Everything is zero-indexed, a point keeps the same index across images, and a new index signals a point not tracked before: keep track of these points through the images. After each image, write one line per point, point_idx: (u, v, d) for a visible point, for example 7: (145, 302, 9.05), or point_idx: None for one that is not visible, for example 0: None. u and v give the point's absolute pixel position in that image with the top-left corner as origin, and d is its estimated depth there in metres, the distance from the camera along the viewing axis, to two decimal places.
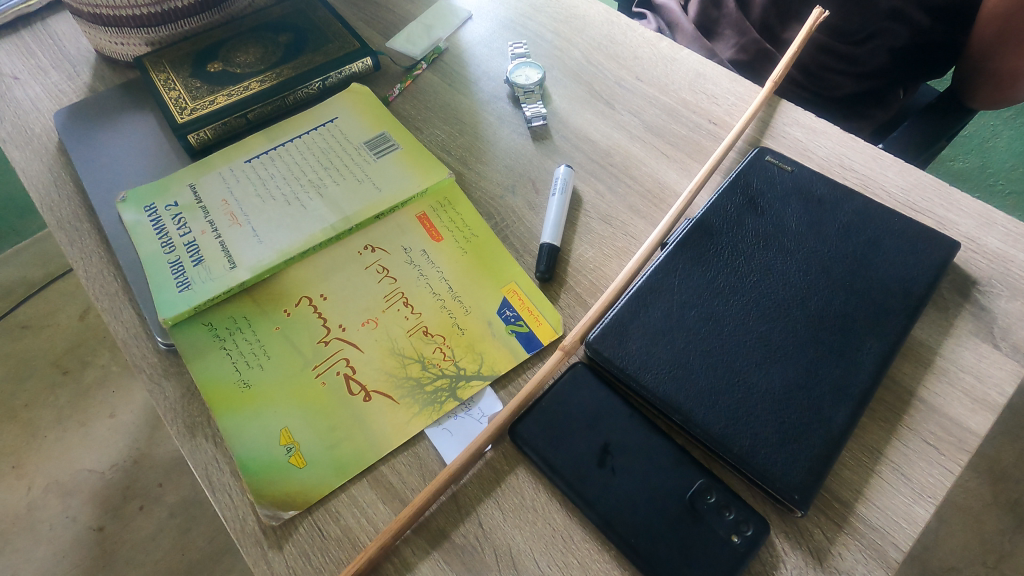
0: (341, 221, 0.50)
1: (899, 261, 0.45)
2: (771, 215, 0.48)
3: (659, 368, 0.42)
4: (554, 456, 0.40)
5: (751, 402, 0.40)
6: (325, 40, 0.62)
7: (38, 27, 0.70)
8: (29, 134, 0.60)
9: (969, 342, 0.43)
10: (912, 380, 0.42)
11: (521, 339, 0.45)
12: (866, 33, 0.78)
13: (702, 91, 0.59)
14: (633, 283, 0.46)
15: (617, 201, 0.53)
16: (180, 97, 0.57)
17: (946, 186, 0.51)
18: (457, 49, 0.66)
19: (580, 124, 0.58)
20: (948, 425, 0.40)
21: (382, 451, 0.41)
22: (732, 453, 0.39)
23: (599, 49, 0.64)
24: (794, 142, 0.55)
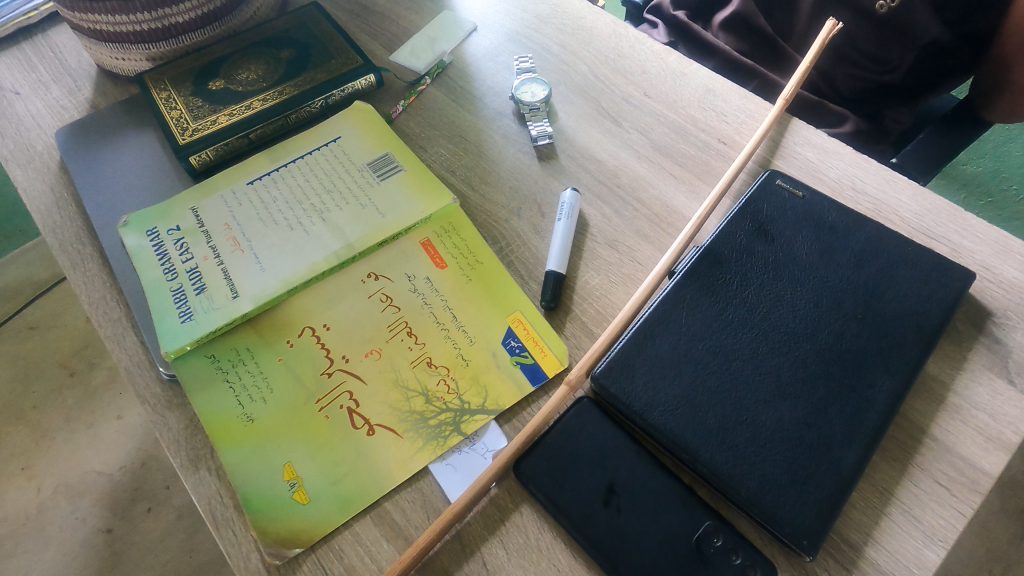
0: (345, 249, 0.49)
1: (912, 292, 0.44)
2: (781, 243, 0.47)
3: (666, 405, 0.41)
4: (558, 495, 0.39)
5: (759, 440, 0.40)
6: (328, 56, 0.61)
7: (39, 39, 0.69)
8: (30, 151, 0.60)
9: (983, 378, 0.42)
10: (924, 417, 0.41)
11: (526, 371, 0.45)
12: (897, 53, 0.74)
13: (711, 109, 0.58)
14: (640, 313, 0.45)
15: (624, 225, 0.52)
16: (182, 116, 0.57)
17: (961, 211, 0.50)
18: (462, 62, 0.64)
19: (587, 143, 0.57)
20: (961, 465, 0.39)
21: (386, 487, 0.41)
22: (739, 495, 0.38)
23: (606, 63, 0.63)
24: (805, 163, 0.54)
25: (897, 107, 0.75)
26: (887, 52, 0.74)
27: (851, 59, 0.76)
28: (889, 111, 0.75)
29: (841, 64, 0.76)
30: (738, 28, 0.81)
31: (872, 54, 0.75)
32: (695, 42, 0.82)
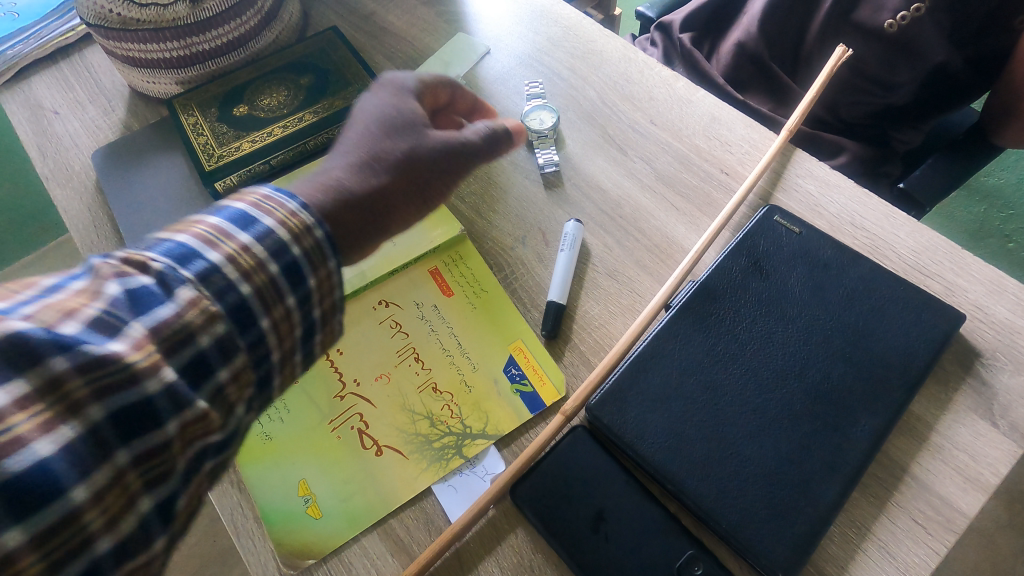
0: (358, 277, 0.52)
1: (902, 333, 0.46)
2: (775, 279, 0.49)
3: (656, 437, 0.44)
4: (550, 518, 0.42)
5: (742, 474, 0.42)
6: (345, 83, 0.63)
7: (76, 59, 0.73)
8: (69, 171, 0.63)
9: (967, 419, 0.44)
10: (905, 456, 0.43)
11: (525, 399, 0.47)
12: (906, 76, 0.73)
13: (715, 137, 0.59)
14: (635, 346, 0.48)
15: (624, 256, 0.54)
16: (208, 142, 0.60)
17: (957, 248, 0.51)
18: (474, 86, 0.66)
19: (593, 171, 0.59)
20: (938, 504, 0.41)
21: (392, 505, 0.44)
22: (721, 527, 0.41)
23: (614, 88, 0.64)
24: (805, 196, 0.55)
25: (905, 128, 0.76)
26: (896, 75, 0.73)
27: (857, 87, 0.75)
28: (896, 132, 0.76)
29: (846, 94, 0.76)
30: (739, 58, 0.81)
31: (880, 80, 0.74)
32: (695, 68, 0.83)
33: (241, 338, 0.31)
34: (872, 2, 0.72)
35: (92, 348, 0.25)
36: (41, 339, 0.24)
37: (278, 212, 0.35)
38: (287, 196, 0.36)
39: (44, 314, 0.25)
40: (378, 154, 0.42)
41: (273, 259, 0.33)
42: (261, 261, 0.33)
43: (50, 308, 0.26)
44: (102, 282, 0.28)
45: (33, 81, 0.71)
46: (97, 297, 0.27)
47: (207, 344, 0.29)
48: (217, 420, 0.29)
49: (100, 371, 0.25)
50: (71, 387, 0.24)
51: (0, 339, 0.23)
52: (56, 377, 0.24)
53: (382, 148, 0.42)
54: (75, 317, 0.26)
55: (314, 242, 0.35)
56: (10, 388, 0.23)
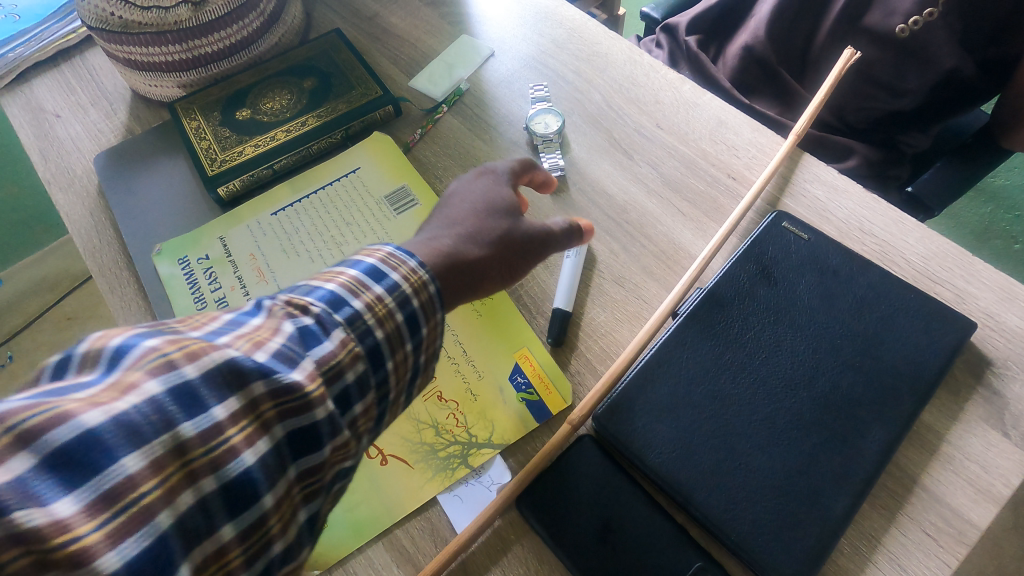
0: None
1: (913, 342, 0.45)
2: (784, 287, 0.48)
3: (664, 447, 0.43)
4: (557, 529, 0.42)
5: (751, 485, 0.41)
6: (349, 86, 0.63)
7: (77, 62, 0.73)
8: (70, 175, 0.63)
9: (978, 429, 0.43)
10: (916, 467, 0.43)
11: (531, 407, 0.47)
12: (915, 82, 0.72)
13: (722, 142, 0.59)
14: (642, 355, 0.47)
15: (631, 262, 0.53)
16: (211, 147, 0.60)
17: (968, 255, 0.50)
18: (479, 89, 0.66)
19: (599, 176, 0.58)
20: (949, 516, 0.41)
21: (398, 515, 0.44)
22: (730, 539, 0.40)
23: (620, 91, 0.64)
24: (813, 202, 0.55)
25: (912, 133, 0.75)
26: (904, 80, 0.72)
27: (865, 91, 0.75)
28: (903, 137, 0.75)
29: (854, 97, 0.75)
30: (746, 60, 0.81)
31: (888, 83, 0.73)
32: (701, 70, 0.83)
33: (374, 376, 0.31)
34: (880, 5, 0.72)
35: (286, 376, 0.26)
36: (248, 366, 0.26)
37: (401, 268, 0.34)
38: (408, 253, 0.35)
39: (241, 342, 0.27)
40: (482, 233, 0.40)
41: (399, 308, 0.33)
42: (392, 311, 0.32)
43: (242, 338, 0.27)
44: (280, 317, 0.29)
45: (34, 84, 0.71)
46: (278, 330, 0.28)
47: (350, 381, 0.30)
48: (352, 448, 0.31)
49: (287, 398, 0.27)
50: (264, 408, 0.26)
51: (221, 364, 0.25)
52: (254, 400, 0.26)
53: (486, 231, 0.41)
54: (263, 348, 0.27)
55: (428, 297, 0.34)
56: (228, 403, 0.25)
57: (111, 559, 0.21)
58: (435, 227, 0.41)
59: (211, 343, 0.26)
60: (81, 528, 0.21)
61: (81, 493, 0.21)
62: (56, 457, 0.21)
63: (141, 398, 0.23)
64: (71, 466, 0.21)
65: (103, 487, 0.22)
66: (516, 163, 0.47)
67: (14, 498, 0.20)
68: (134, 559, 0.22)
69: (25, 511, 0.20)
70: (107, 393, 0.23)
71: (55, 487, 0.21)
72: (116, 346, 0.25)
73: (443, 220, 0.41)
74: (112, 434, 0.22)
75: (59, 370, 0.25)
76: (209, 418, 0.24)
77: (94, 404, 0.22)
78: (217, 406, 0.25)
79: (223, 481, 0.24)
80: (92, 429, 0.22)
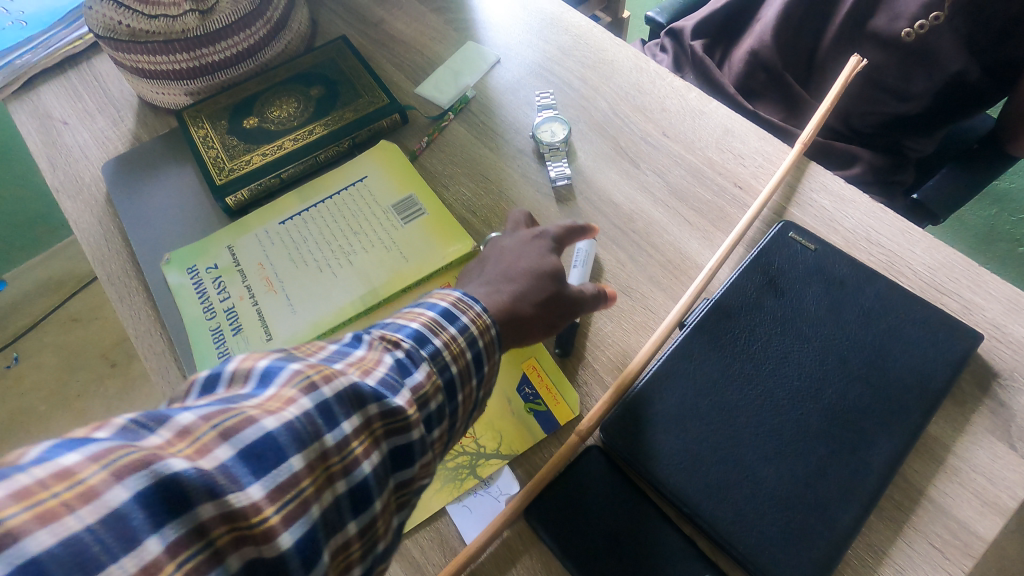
0: (370, 294, 0.53)
1: (920, 353, 0.45)
2: (791, 297, 0.49)
3: (671, 459, 0.44)
4: (565, 540, 0.42)
5: (758, 497, 0.42)
6: (356, 94, 0.63)
7: (85, 68, 0.73)
8: (79, 182, 0.63)
9: (984, 441, 0.44)
10: (922, 479, 0.43)
11: (538, 418, 0.48)
12: (921, 86, 0.72)
13: (729, 150, 0.59)
14: (649, 366, 0.48)
15: (637, 272, 0.54)
16: (219, 156, 0.60)
17: (974, 265, 0.50)
18: (485, 96, 0.66)
19: (605, 185, 0.59)
20: (955, 528, 0.41)
21: (407, 526, 0.44)
22: (737, 551, 0.41)
23: (626, 99, 0.64)
24: (820, 212, 0.55)
25: (918, 137, 0.75)
26: (911, 84, 0.72)
27: (870, 97, 0.75)
28: (909, 141, 0.75)
29: (858, 103, 0.76)
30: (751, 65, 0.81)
31: (894, 89, 0.73)
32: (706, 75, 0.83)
33: (449, 405, 0.33)
34: (887, 10, 0.72)
35: (394, 401, 0.28)
36: (366, 391, 0.27)
37: (469, 311, 0.37)
38: (471, 299, 0.38)
39: (353, 369, 0.28)
40: (533, 291, 0.43)
41: (469, 346, 0.35)
42: (464, 348, 0.35)
43: (352, 365, 0.29)
44: (378, 349, 0.31)
45: (42, 91, 0.71)
46: (379, 360, 0.30)
47: (434, 408, 0.32)
48: (432, 465, 0.33)
49: (393, 419, 0.28)
50: (375, 426, 0.28)
51: (346, 388, 0.27)
52: (368, 419, 0.27)
53: (537, 289, 0.43)
54: (371, 376, 0.29)
55: (490, 338, 0.37)
56: (352, 419, 0.27)
57: (284, 540, 0.23)
58: (490, 282, 0.44)
59: (332, 368, 0.28)
60: (267, 511, 0.22)
61: (266, 480, 0.23)
62: (248, 452, 0.23)
63: (299, 409, 0.25)
64: (260, 457, 0.23)
65: (279, 479, 0.23)
66: (562, 229, 0.50)
67: (224, 483, 0.22)
68: (299, 542, 0.23)
69: (230, 495, 0.22)
70: (271, 404, 0.25)
71: (249, 473, 0.22)
72: (256, 369, 0.27)
73: (496, 275, 0.45)
74: (283, 437, 0.24)
75: (205, 388, 0.28)
76: (342, 431, 0.26)
77: (265, 412, 0.24)
78: (346, 421, 0.26)
79: (351, 485, 0.26)
80: (270, 432, 0.24)
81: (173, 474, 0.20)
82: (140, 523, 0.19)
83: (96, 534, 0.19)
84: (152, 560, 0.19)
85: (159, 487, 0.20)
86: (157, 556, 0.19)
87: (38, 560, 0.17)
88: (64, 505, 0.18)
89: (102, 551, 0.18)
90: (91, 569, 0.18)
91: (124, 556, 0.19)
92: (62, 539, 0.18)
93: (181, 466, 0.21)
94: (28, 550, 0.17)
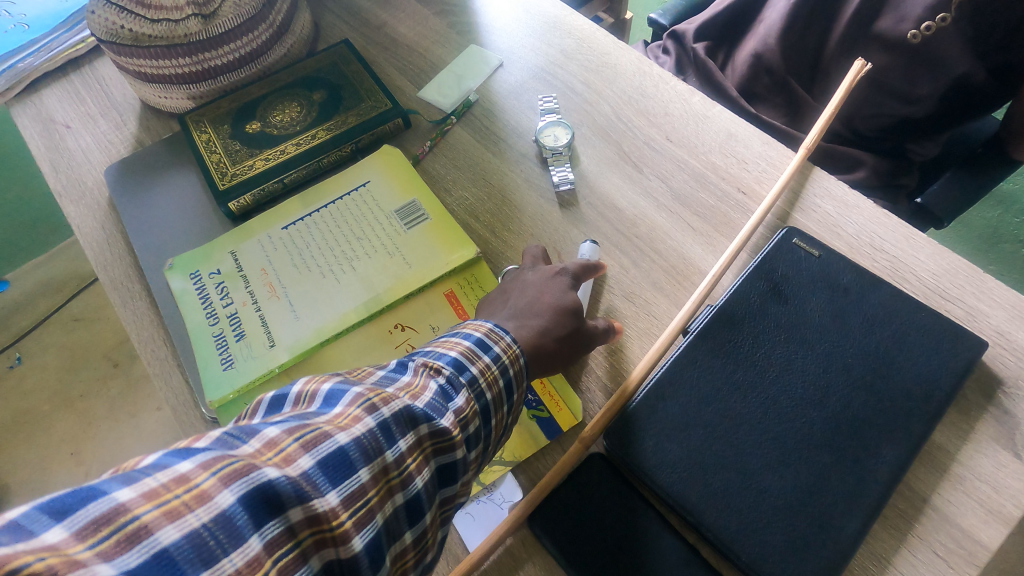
0: (373, 300, 0.53)
1: (924, 361, 0.45)
2: (795, 304, 0.48)
3: (674, 467, 0.44)
4: (569, 548, 0.42)
5: (762, 506, 0.42)
6: (358, 99, 0.63)
7: (87, 71, 0.73)
8: (82, 187, 0.63)
9: (988, 449, 0.44)
10: (926, 487, 0.43)
11: (541, 424, 0.48)
12: (926, 88, 0.72)
13: (732, 155, 0.59)
14: (653, 373, 0.48)
15: (641, 278, 0.53)
16: (221, 160, 0.60)
17: (980, 272, 0.50)
18: (487, 100, 0.66)
19: (608, 190, 0.58)
20: (960, 537, 0.41)
21: None
22: (741, 560, 0.40)
23: (629, 103, 0.63)
24: (824, 217, 0.55)
25: (922, 141, 0.75)
26: (915, 87, 0.72)
27: (874, 100, 0.75)
28: (912, 145, 0.75)
29: (862, 106, 0.76)
30: (754, 67, 0.80)
31: (899, 92, 0.73)
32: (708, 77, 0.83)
33: (485, 428, 0.36)
34: (892, 12, 0.72)
35: (440, 422, 0.32)
36: (417, 413, 0.31)
37: (501, 341, 0.40)
38: (502, 330, 0.41)
39: (405, 393, 0.32)
40: (555, 329, 0.45)
41: (501, 375, 0.38)
42: (497, 376, 0.38)
43: (403, 390, 0.32)
44: (423, 375, 0.34)
45: (44, 94, 0.71)
46: (426, 386, 0.33)
47: (473, 429, 0.35)
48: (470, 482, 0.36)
49: (440, 439, 0.32)
50: (425, 445, 0.31)
51: (402, 410, 0.30)
52: (420, 438, 0.31)
53: (559, 325, 0.45)
54: (420, 399, 0.32)
55: (519, 366, 0.40)
56: (407, 438, 0.30)
57: (357, 543, 0.26)
58: (515, 315, 0.46)
59: (387, 391, 0.31)
60: (341, 516, 0.26)
61: (340, 489, 0.26)
62: (325, 464, 0.26)
63: (365, 427, 0.28)
64: (336, 469, 0.26)
65: (348, 489, 0.27)
66: (579, 266, 0.50)
67: (307, 489, 0.25)
68: (368, 546, 0.27)
69: (314, 501, 0.25)
70: (341, 420, 0.28)
71: (327, 482, 0.26)
72: (321, 392, 0.31)
73: (521, 307, 0.46)
74: (353, 452, 0.27)
75: (278, 407, 0.32)
76: (398, 448, 0.29)
77: (337, 428, 0.28)
78: (401, 439, 0.30)
79: (407, 497, 0.30)
80: (343, 447, 0.27)
81: (268, 482, 0.24)
82: (244, 523, 0.23)
83: (210, 530, 0.22)
84: (255, 556, 0.23)
85: (257, 493, 0.24)
86: (259, 552, 0.23)
87: (167, 551, 0.21)
88: (185, 506, 0.22)
89: (216, 545, 0.22)
90: (209, 560, 0.22)
91: (233, 551, 0.22)
92: (186, 534, 0.22)
93: (275, 474, 0.24)
94: (161, 542, 0.21)
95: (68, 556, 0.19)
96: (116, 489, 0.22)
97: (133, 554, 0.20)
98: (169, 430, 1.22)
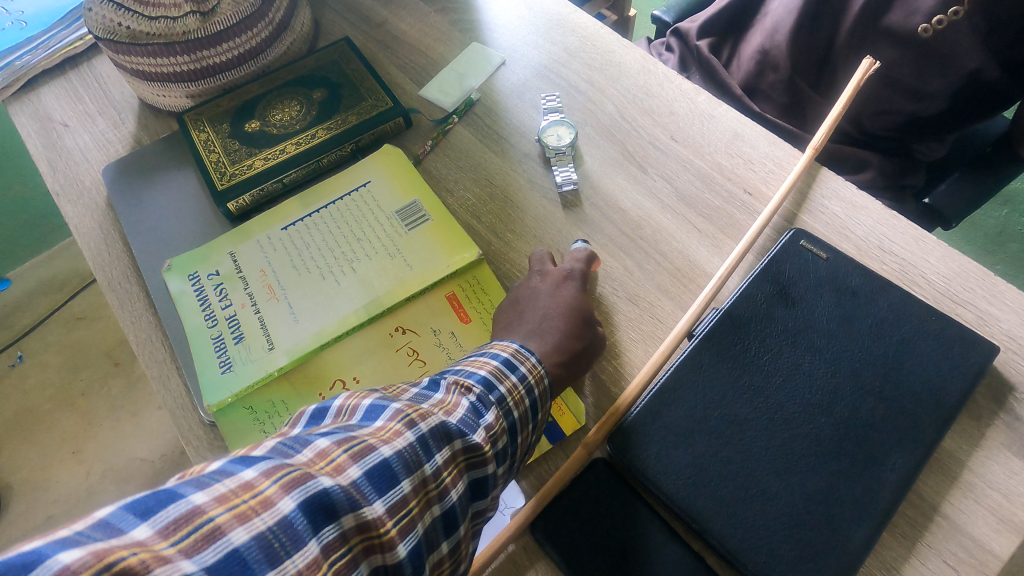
0: (374, 303, 0.52)
1: (935, 366, 0.44)
2: (803, 308, 0.48)
3: (679, 474, 0.43)
4: (573, 555, 0.41)
5: (769, 513, 0.41)
6: (358, 98, 0.62)
7: (85, 70, 0.72)
8: (80, 186, 0.63)
9: (1000, 456, 0.43)
10: (937, 495, 0.42)
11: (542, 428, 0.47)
12: (937, 85, 0.71)
13: (738, 155, 0.58)
14: (658, 376, 0.47)
15: (645, 280, 0.53)
16: (220, 160, 0.59)
17: (991, 275, 0.49)
18: (490, 99, 0.65)
19: (611, 190, 0.58)
20: (970, 546, 0.40)
21: None
22: (748, 568, 0.40)
23: (633, 102, 0.63)
24: (832, 219, 0.54)
25: (930, 141, 0.74)
26: (926, 84, 0.71)
27: (881, 99, 0.74)
28: (920, 146, 0.75)
29: (868, 104, 0.75)
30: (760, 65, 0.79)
31: (908, 89, 0.72)
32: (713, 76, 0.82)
33: (512, 445, 0.36)
34: (900, 9, 0.71)
35: (473, 438, 0.32)
36: (452, 428, 0.31)
37: (526, 361, 0.40)
38: (527, 350, 0.41)
39: (439, 408, 0.32)
40: (568, 341, 0.45)
41: (527, 394, 0.38)
42: (523, 396, 0.38)
43: (436, 405, 0.32)
44: (455, 393, 0.34)
45: (42, 93, 0.70)
46: (458, 403, 0.33)
47: (501, 446, 0.34)
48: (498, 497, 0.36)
49: (473, 454, 0.32)
50: (459, 459, 0.31)
51: (437, 425, 0.30)
52: (454, 452, 0.30)
53: (570, 336, 0.46)
54: (453, 415, 0.32)
55: (544, 386, 0.40)
56: (443, 451, 0.30)
57: (401, 550, 0.27)
58: (533, 332, 0.46)
59: (423, 407, 0.31)
60: (387, 524, 0.26)
61: (386, 498, 0.26)
62: (371, 474, 0.26)
63: (405, 441, 0.28)
64: (382, 479, 0.27)
65: (393, 498, 0.27)
66: (582, 261, 0.52)
67: (356, 498, 0.25)
68: (411, 554, 0.27)
69: (363, 508, 0.25)
70: (384, 433, 0.28)
71: (374, 491, 0.26)
72: (362, 406, 0.31)
73: (538, 324, 0.46)
74: (397, 464, 0.27)
75: (319, 419, 0.32)
76: (436, 462, 0.29)
77: (380, 441, 0.28)
78: (438, 453, 0.29)
79: (444, 509, 0.29)
80: (388, 457, 0.27)
81: (324, 490, 0.24)
82: (303, 527, 0.23)
83: (275, 533, 0.23)
84: (314, 558, 0.23)
85: (315, 501, 0.24)
86: (316, 555, 0.23)
87: (237, 551, 0.22)
88: (252, 510, 0.23)
89: (280, 547, 0.22)
90: (274, 560, 0.22)
91: (295, 554, 0.23)
92: (255, 535, 0.22)
93: (328, 483, 0.25)
94: (232, 542, 0.22)
95: (155, 552, 0.20)
96: (192, 493, 0.23)
97: (210, 552, 0.21)
98: (169, 429, 1.21)
